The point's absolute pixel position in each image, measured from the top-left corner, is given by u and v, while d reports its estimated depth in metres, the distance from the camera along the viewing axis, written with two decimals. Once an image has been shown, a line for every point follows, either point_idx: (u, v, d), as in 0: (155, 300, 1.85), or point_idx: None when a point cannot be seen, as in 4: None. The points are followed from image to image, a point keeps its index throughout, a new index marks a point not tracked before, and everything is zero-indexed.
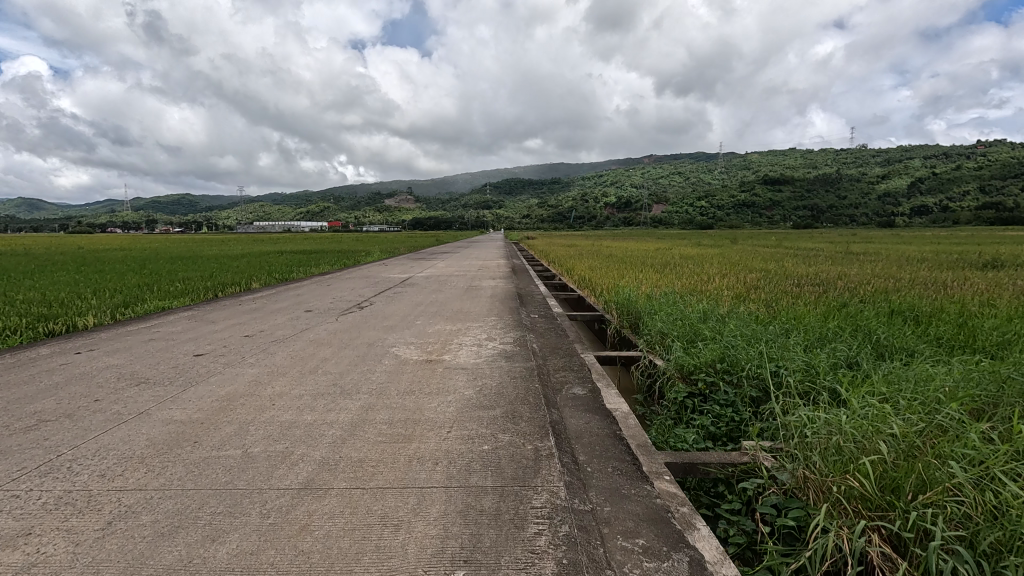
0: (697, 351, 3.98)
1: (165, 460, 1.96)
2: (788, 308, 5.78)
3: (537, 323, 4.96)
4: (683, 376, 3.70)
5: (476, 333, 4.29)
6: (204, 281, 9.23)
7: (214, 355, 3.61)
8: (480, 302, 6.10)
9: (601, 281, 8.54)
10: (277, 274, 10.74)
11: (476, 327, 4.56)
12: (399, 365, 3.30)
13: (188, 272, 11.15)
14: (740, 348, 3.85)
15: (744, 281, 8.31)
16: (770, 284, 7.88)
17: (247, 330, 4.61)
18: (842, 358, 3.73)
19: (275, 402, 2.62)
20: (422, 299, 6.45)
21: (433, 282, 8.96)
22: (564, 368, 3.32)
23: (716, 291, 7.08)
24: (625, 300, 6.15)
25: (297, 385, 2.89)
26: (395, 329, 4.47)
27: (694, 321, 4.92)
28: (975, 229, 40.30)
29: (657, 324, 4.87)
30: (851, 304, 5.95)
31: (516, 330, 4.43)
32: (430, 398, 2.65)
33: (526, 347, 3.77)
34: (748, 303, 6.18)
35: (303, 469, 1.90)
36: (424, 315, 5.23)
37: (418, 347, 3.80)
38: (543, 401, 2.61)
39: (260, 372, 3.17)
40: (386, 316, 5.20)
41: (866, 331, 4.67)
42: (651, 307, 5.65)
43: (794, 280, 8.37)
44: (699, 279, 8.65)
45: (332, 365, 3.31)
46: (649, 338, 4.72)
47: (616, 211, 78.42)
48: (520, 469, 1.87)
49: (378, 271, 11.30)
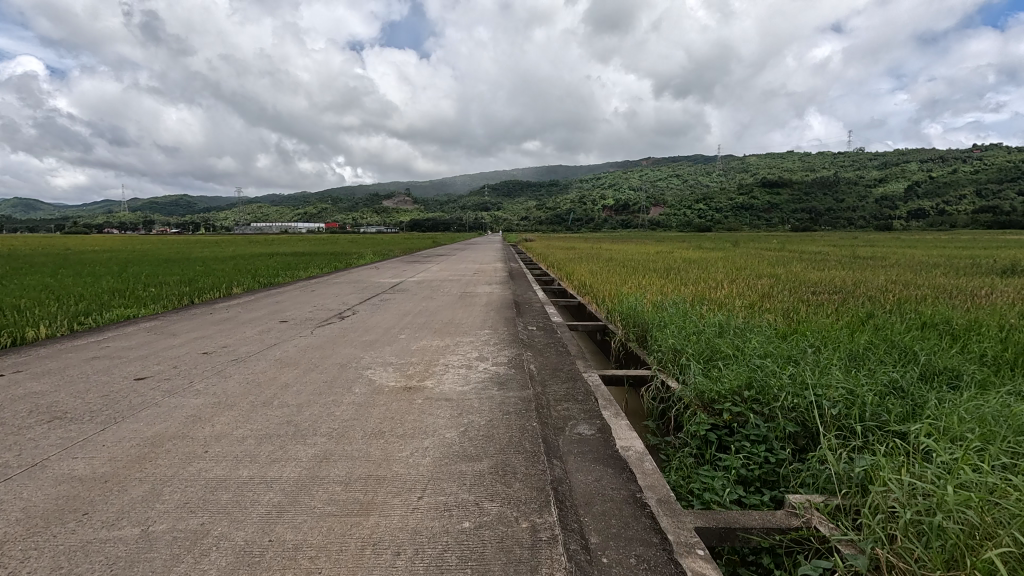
0: (719, 374, 3.48)
1: (31, 548, 1.45)
2: (810, 320, 5.29)
3: (535, 337, 4.46)
4: (705, 406, 3.21)
5: (466, 351, 3.78)
6: (181, 286, 8.68)
7: (157, 380, 3.08)
8: (473, 312, 5.60)
9: (603, 288, 8.04)
10: (261, 278, 10.18)
11: (467, 343, 4.05)
12: (372, 394, 2.80)
13: (168, 275, 10.59)
14: (770, 372, 3.36)
15: (755, 288, 7.81)
16: (784, 292, 7.40)
17: (211, 345, 4.10)
18: (887, 383, 3.26)
19: (209, 449, 2.10)
20: (410, 308, 5.93)
21: (424, 287, 8.44)
22: (566, 398, 2.81)
23: (729, 299, 6.59)
24: (631, 311, 5.65)
25: (244, 423, 2.38)
26: (375, 345, 3.96)
27: (710, 335, 4.43)
28: (976, 233, 40.07)
29: (669, 340, 4.37)
30: (877, 315, 5.47)
31: (512, 347, 3.93)
32: (403, 443, 2.14)
33: (522, 370, 3.26)
34: (764, 313, 5.69)
35: (215, 562, 1.38)
36: (410, 328, 4.72)
37: (397, 370, 3.29)
38: (542, 449, 2.10)
39: (204, 403, 2.66)
40: (367, 329, 4.68)
41: (901, 349, 4.20)
42: (661, 318, 5.15)
43: (809, 287, 7.88)
44: (707, 285, 8.17)
45: (292, 394, 2.80)
46: (660, 355, 4.22)
47: (615, 213, 78.09)
48: (512, 567, 1.37)
49: (368, 275, 10.75)
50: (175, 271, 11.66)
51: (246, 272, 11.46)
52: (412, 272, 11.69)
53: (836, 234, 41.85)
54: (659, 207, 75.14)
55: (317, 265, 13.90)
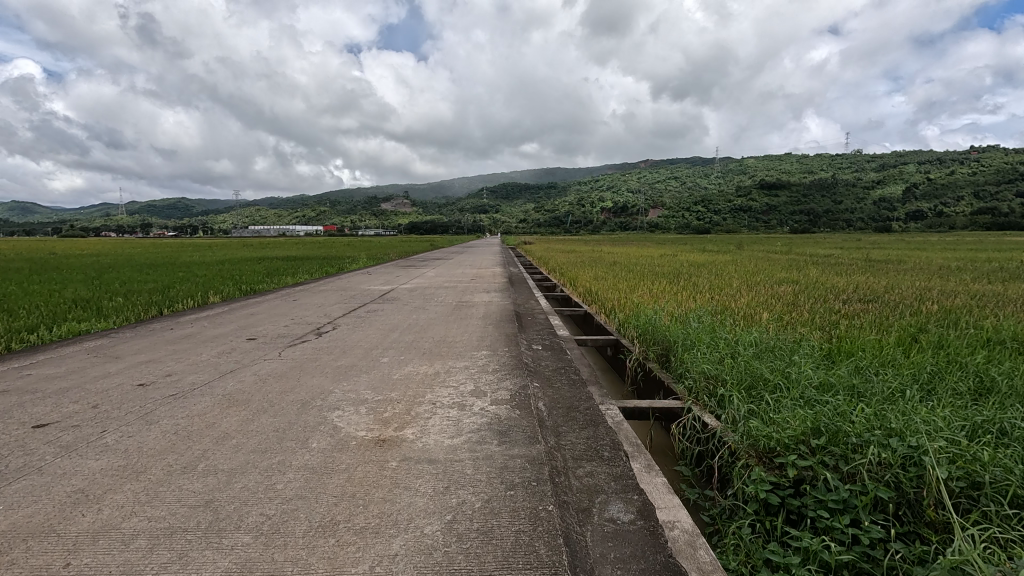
0: (773, 412, 2.82)
1: None
2: (855, 336, 4.65)
3: (542, 360, 3.79)
4: (760, 457, 2.53)
5: (459, 382, 3.11)
6: (151, 295, 7.97)
7: (62, 429, 2.39)
8: (469, 327, 4.92)
9: (612, 297, 7.38)
10: (242, 285, 9.49)
11: (461, 370, 3.36)
12: (334, 451, 2.13)
13: (143, 282, 9.90)
14: (837, 411, 2.71)
15: (779, 296, 7.17)
16: (811, 301, 6.75)
17: (155, 372, 3.42)
18: (986, 426, 2.62)
19: (73, 561, 1.42)
20: (399, 323, 5.26)
21: (416, 295, 7.76)
22: (588, 456, 2.14)
23: (756, 310, 5.94)
24: (650, 326, 5.00)
25: (144, 506, 1.70)
26: (349, 374, 3.28)
27: (748, 357, 3.76)
28: (976, 233, 39.69)
29: (701, 364, 3.70)
30: (929, 331, 4.83)
31: (514, 375, 3.26)
32: (360, 549, 1.46)
33: (528, 410, 2.59)
34: (800, 328, 5.05)
35: None
36: (394, 348, 4.04)
37: (371, 412, 2.61)
38: (564, 561, 1.43)
39: (105, 467, 1.98)
40: (345, 350, 4.00)
41: (976, 373, 3.56)
42: (687, 334, 4.49)
43: (837, 295, 7.24)
44: (724, 293, 7.52)
45: (227, 453, 2.12)
46: (690, 384, 3.55)
47: (612, 216, 77.57)
48: None
49: (357, 281, 10.08)
50: (156, 278, 10.99)
51: (228, 278, 10.77)
52: (405, 278, 11.01)
53: (836, 237, 41.42)
54: (658, 209, 74.66)
55: (306, 270, 13.22)
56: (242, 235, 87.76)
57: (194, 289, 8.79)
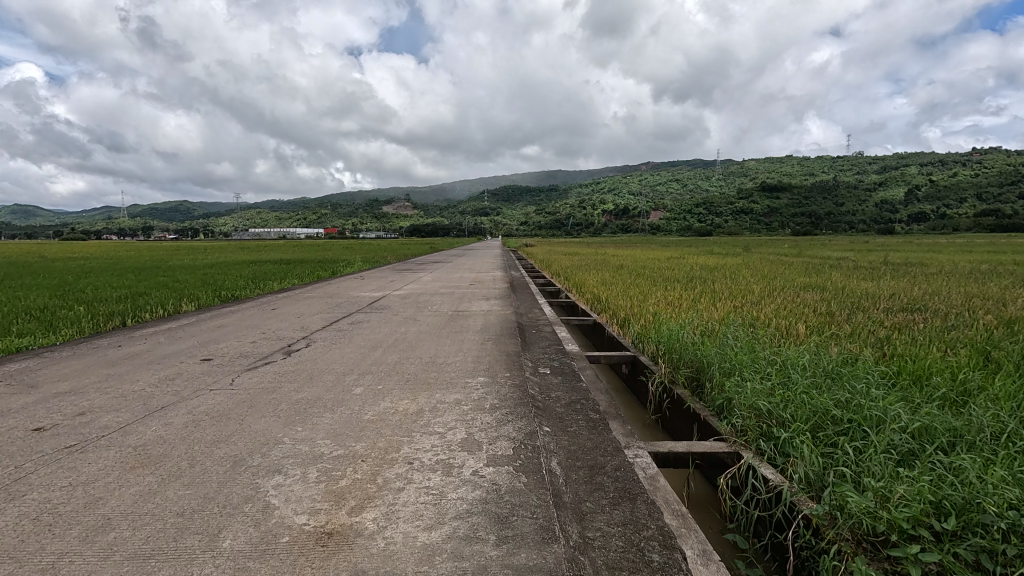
0: (866, 473, 2.09)
1: None
2: (920, 354, 3.95)
3: (552, 390, 3.10)
4: (860, 543, 1.80)
5: (446, 426, 2.40)
6: (118, 303, 7.28)
7: None
8: (465, 344, 4.23)
9: (624, 305, 6.69)
10: (222, 291, 8.80)
11: (451, 407, 2.67)
12: (249, 559, 1.42)
13: (116, 288, 9.22)
14: (958, 476, 1.99)
15: (811, 305, 6.44)
16: (849, 310, 6.03)
17: (66, 409, 2.71)
18: None
19: None
20: (383, 338, 4.56)
21: (409, 303, 7.07)
22: (627, 565, 1.44)
23: (792, 322, 5.24)
24: (676, 343, 4.31)
25: None
26: (310, 414, 2.58)
27: (807, 387, 3.04)
28: (979, 235, 38.97)
29: (750, 395, 2.98)
30: (1003, 348, 4.12)
31: (517, 416, 2.55)
32: None
33: (536, 478, 1.88)
34: (849, 344, 4.34)
35: None
36: (371, 374, 3.33)
37: (324, 477, 1.91)
38: None
39: None
40: (312, 378, 3.29)
41: None
42: (724, 355, 3.78)
43: (874, 303, 6.51)
44: (749, 302, 6.80)
45: (89, 563, 1.41)
46: (738, 423, 2.83)
47: (612, 218, 76.94)
48: None
49: (347, 287, 9.39)
50: (133, 283, 10.31)
51: (209, 284, 10.08)
52: (399, 283, 10.33)
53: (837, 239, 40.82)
54: (660, 211, 74.05)
55: (297, 274, 12.55)
56: (241, 238, 87.23)
57: (168, 296, 8.12)
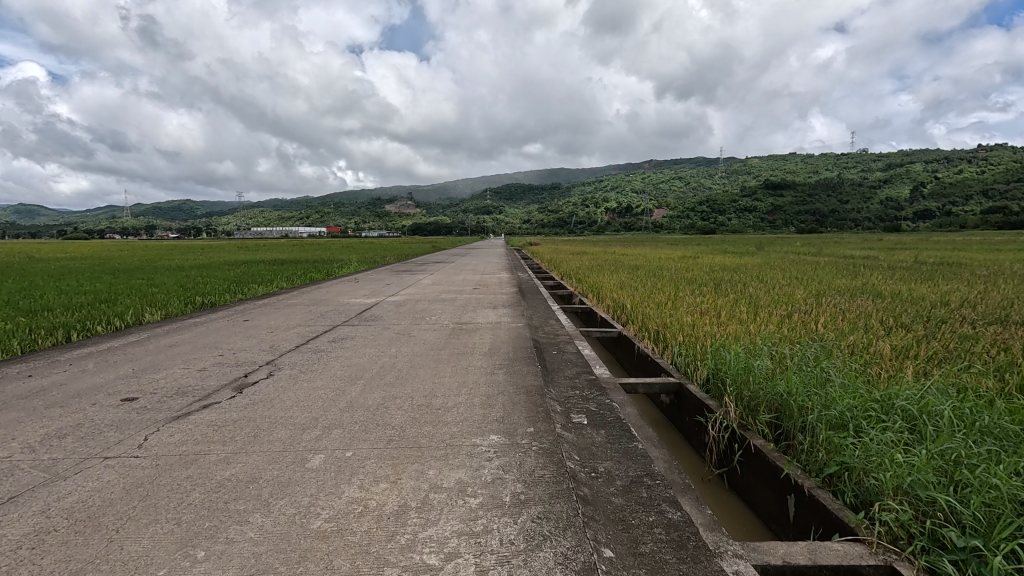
0: None
1: None
2: None
3: (596, 457, 2.14)
4: None
5: (438, 552, 1.43)
6: (71, 312, 6.36)
7: None
8: (468, 376, 3.27)
9: (653, 315, 5.71)
10: (195, 297, 7.89)
11: (452, 501, 1.71)
12: None
13: (80, 293, 8.33)
14: None
15: (878, 316, 5.42)
16: (929, 324, 5.00)
17: None
18: None
19: None
20: (367, 365, 3.60)
21: (405, 313, 6.14)
22: None
23: (871, 340, 4.25)
24: (742, 372, 3.34)
25: None
26: (224, 521, 1.62)
27: (972, 452, 2.09)
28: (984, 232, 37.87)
29: (895, 471, 2.01)
30: None
31: (555, 523, 1.59)
32: None
33: None
34: (965, 374, 3.35)
35: None
36: (337, 431, 2.37)
37: None
38: None
39: None
40: (257, 436, 2.33)
41: None
42: (819, 395, 2.81)
43: (954, 314, 5.46)
44: (800, 311, 5.79)
45: None
46: (885, 516, 1.87)
47: (614, 216, 75.93)
48: None
49: (337, 292, 8.46)
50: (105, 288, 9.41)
51: (185, 288, 9.18)
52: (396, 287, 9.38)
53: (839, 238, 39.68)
54: (664, 209, 72.99)
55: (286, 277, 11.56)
56: (240, 237, 86.63)
57: (134, 303, 7.19)
